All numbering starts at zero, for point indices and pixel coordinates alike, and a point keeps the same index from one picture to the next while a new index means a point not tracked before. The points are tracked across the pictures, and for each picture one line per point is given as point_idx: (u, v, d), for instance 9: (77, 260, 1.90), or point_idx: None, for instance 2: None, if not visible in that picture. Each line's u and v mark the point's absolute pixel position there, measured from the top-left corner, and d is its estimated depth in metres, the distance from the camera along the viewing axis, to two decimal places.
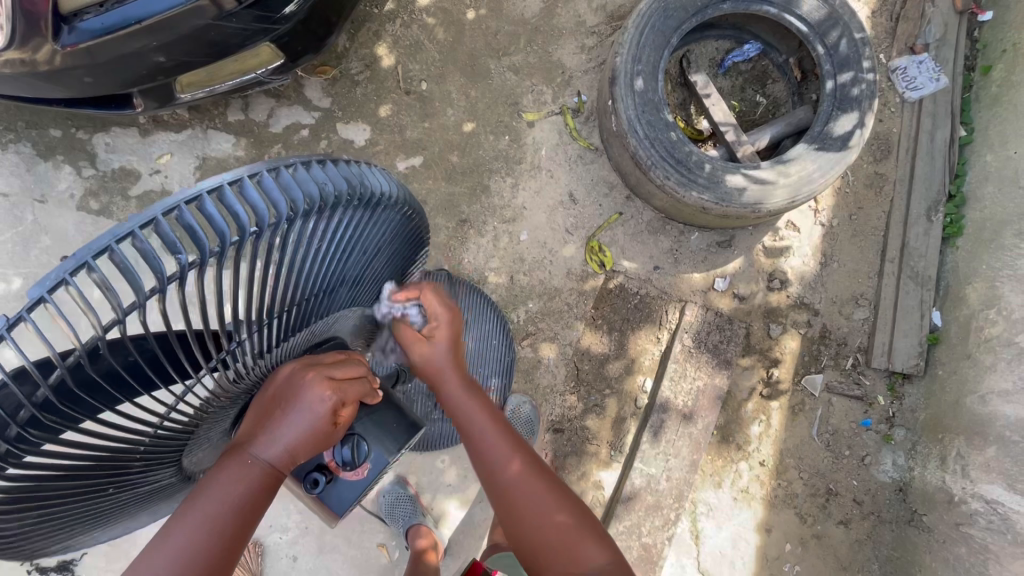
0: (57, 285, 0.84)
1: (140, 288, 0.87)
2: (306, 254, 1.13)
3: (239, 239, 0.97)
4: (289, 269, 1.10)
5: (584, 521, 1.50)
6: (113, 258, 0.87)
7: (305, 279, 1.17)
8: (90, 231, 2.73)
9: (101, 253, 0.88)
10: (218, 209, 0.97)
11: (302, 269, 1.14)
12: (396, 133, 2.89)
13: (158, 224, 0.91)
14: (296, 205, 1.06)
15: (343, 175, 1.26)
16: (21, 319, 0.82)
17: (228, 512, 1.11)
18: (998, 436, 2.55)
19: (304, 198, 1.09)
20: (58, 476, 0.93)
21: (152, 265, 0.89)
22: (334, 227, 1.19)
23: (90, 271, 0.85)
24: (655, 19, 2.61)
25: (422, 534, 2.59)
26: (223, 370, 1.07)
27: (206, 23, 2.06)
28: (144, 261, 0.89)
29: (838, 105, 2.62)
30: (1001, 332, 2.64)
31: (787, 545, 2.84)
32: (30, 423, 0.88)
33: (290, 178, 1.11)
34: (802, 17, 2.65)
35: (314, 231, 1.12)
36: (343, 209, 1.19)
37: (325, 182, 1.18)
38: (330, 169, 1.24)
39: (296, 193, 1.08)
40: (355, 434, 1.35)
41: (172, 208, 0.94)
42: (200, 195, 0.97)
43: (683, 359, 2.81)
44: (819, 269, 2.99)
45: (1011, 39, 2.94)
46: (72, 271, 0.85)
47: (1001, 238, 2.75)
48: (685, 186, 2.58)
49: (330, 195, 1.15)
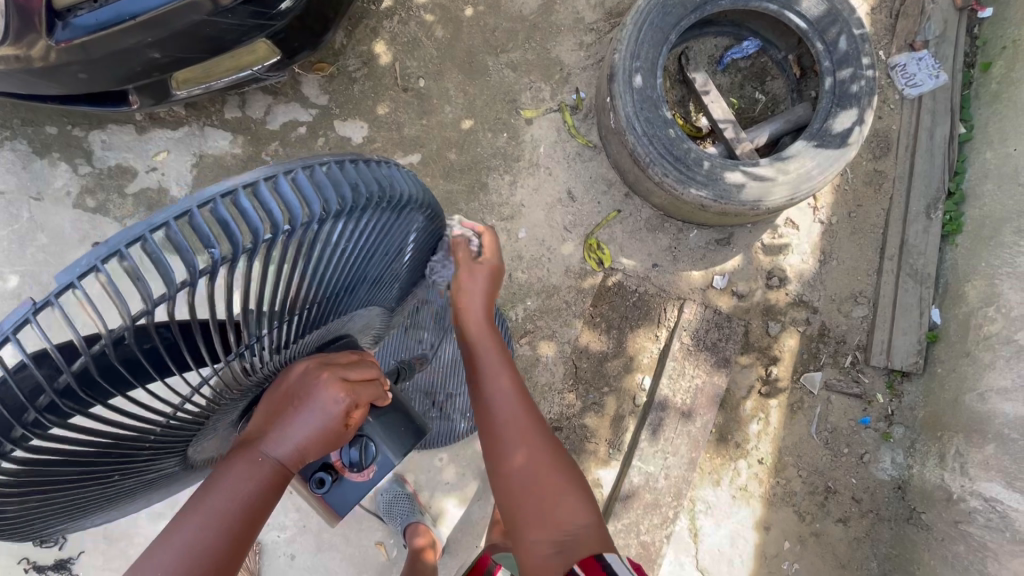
0: (87, 271, 0.83)
1: (170, 280, 0.87)
2: (333, 252, 1.12)
3: (271, 238, 0.95)
4: (314, 267, 1.09)
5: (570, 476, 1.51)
6: (145, 248, 0.86)
7: (327, 278, 1.15)
8: (86, 229, 2.72)
9: (133, 241, 0.86)
10: (253, 205, 0.96)
11: (326, 267, 1.13)
12: (393, 130, 2.88)
13: (192, 216, 0.90)
14: (329, 204, 1.04)
15: (375, 175, 1.24)
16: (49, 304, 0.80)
17: (236, 509, 1.10)
18: (996, 434, 2.54)
19: (337, 198, 1.06)
20: (63, 460, 0.91)
21: (184, 258, 0.88)
22: (362, 228, 1.17)
23: (122, 260, 0.84)
24: (653, 15, 2.60)
25: (421, 532, 2.59)
26: (238, 365, 1.06)
27: (201, 18, 2.05)
28: (177, 253, 0.88)
29: (837, 102, 2.61)
30: (1001, 330, 2.64)
31: (786, 543, 2.84)
32: (48, 408, 0.87)
33: (325, 177, 1.08)
34: (802, 13, 2.64)
35: (342, 231, 1.10)
36: (373, 210, 1.17)
37: (357, 182, 1.16)
38: (363, 168, 1.22)
39: (330, 193, 1.06)
40: (364, 435, 1.34)
41: (207, 200, 0.92)
42: (236, 189, 0.95)
43: (681, 357, 2.81)
44: (818, 267, 2.99)
45: (1011, 36, 2.93)
46: (104, 258, 0.83)
47: (1000, 235, 2.74)
48: (683, 183, 2.57)
49: (362, 197, 1.13)
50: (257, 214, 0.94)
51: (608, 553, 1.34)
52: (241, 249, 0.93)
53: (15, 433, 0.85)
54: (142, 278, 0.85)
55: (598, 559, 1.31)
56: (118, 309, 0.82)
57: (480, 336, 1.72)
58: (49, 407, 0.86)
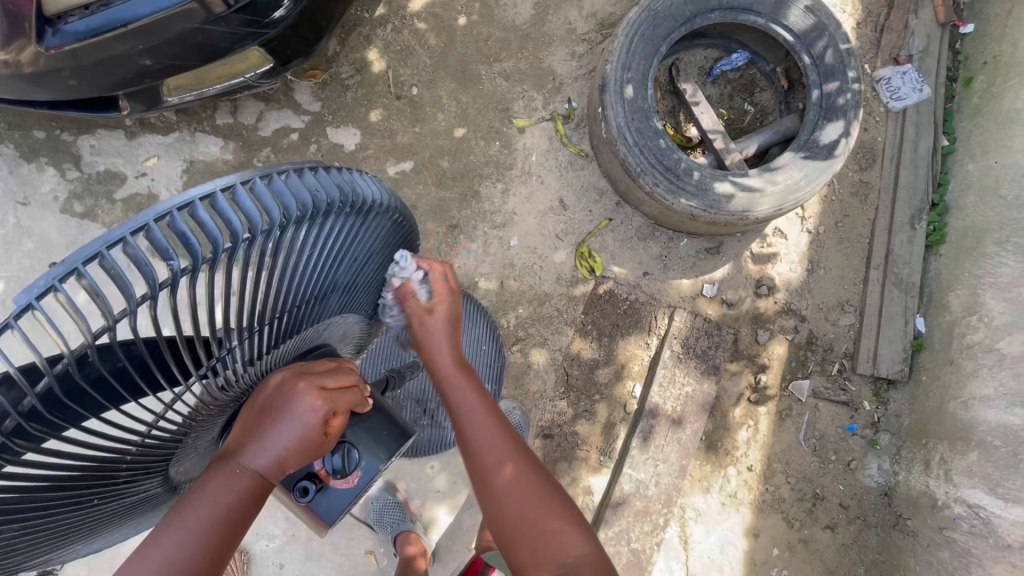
0: (45, 291, 0.82)
1: (131, 295, 0.85)
2: (299, 260, 1.12)
3: (232, 246, 0.95)
4: (281, 277, 1.09)
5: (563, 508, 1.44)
6: (103, 264, 0.85)
7: (297, 288, 1.15)
8: (72, 234, 2.69)
9: (90, 260, 0.85)
10: (211, 216, 0.95)
11: (294, 278, 1.13)
12: (386, 137, 2.89)
13: (150, 231, 0.89)
14: (289, 211, 1.04)
15: (336, 182, 1.25)
16: (8, 327, 0.79)
17: (214, 523, 1.09)
18: (979, 441, 2.59)
19: (297, 205, 1.07)
20: (38, 486, 0.90)
21: (142, 271, 0.86)
22: (325, 234, 1.17)
23: (80, 278, 0.83)
24: (644, 28, 2.63)
25: (411, 540, 2.59)
26: (213, 380, 1.05)
27: (194, 26, 2.03)
28: (135, 268, 0.87)
29: (824, 115, 2.66)
30: (983, 339, 2.69)
31: (775, 550, 2.87)
32: (14, 433, 0.86)
33: (281, 185, 1.09)
34: (788, 27, 2.69)
35: (306, 238, 1.10)
36: (336, 216, 1.18)
37: (318, 189, 1.16)
38: (323, 176, 1.23)
39: (288, 200, 1.06)
40: (346, 442, 1.33)
41: (164, 214, 0.92)
42: (192, 201, 0.96)
43: (672, 366, 2.83)
44: (806, 275, 3.02)
45: (991, 52, 3.00)
46: (62, 277, 0.82)
47: (983, 245, 2.80)
48: (673, 193, 2.60)
49: (322, 202, 1.13)
50: (216, 225, 0.94)
51: None
52: (202, 259, 0.92)
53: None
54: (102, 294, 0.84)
55: None
56: (80, 326, 0.81)
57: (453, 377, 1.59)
58: (15, 430, 0.85)
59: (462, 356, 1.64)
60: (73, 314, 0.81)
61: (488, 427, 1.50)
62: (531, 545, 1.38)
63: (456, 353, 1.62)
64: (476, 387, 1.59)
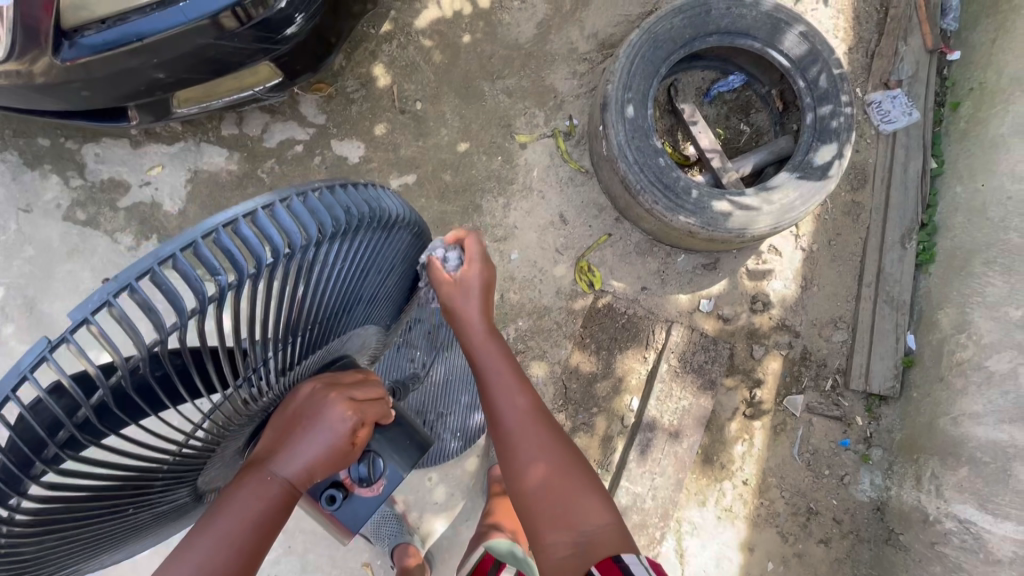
0: (100, 306, 0.84)
1: (181, 309, 0.87)
2: (329, 274, 1.14)
3: (273, 261, 0.97)
4: (313, 291, 1.11)
5: (591, 488, 1.52)
6: (154, 280, 0.87)
7: (326, 300, 1.18)
8: (75, 242, 2.70)
9: (142, 275, 0.88)
10: (253, 232, 0.97)
11: (323, 291, 1.15)
12: (390, 151, 2.94)
13: (198, 247, 0.91)
14: (324, 228, 1.07)
15: (364, 197, 1.27)
16: (64, 341, 0.81)
17: (246, 528, 1.10)
18: (969, 456, 2.65)
19: (331, 221, 1.10)
20: (83, 497, 0.92)
21: (191, 285, 0.89)
22: (354, 248, 1.20)
23: (133, 293, 0.85)
24: (645, 50, 2.70)
25: (410, 553, 2.62)
26: (246, 391, 1.07)
27: (208, 42, 2.07)
28: (185, 283, 0.89)
29: (817, 137, 2.74)
30: (972, 356, 2.75)
31: (769, 564, 2.90)
32: (66, 443, 0.88)
33: (317, 202, 1.11)
34: (784, 52, 2.77)
35: (337, 253, 1.13)
36: (363, 231, 1.21)
37: (349, 205, 1.19)
38: (352, 191, 1.25)
39: (323, 216, 1.09)
40: (371, 451, 1.37)
41: (210, 231, 0.94)
42: (236, 217, 0.97)
43: (669, 380, 2.88)
44: (800, 292, 3.08)
45: (977, 79, 3.10)
46: (116, 293, 0.84)
47: (971, 265, 2.88)
48: (672, 212, 2.66)
49: (354, 219, 1.16)
50: (259, 241, 0.96)
51: (628, 556, 1.36)
52: (246, 274, 0.94)
53: (34, 469, 0.86)
54: (155, 309, 0.86)
55: (617, 562, 1.33)
56: (133, 340, 0.84)
57: (482, 343, 1.67)
58: (66, 442, 0.88)
59: (493, 324, 1.71)
60: (129, 330, 0.84)
61: (521, 406, 1.60)
62: (556, 515, 1.47)
63: (487, 323, 1.68)
64: (505, 355, 1.68)
